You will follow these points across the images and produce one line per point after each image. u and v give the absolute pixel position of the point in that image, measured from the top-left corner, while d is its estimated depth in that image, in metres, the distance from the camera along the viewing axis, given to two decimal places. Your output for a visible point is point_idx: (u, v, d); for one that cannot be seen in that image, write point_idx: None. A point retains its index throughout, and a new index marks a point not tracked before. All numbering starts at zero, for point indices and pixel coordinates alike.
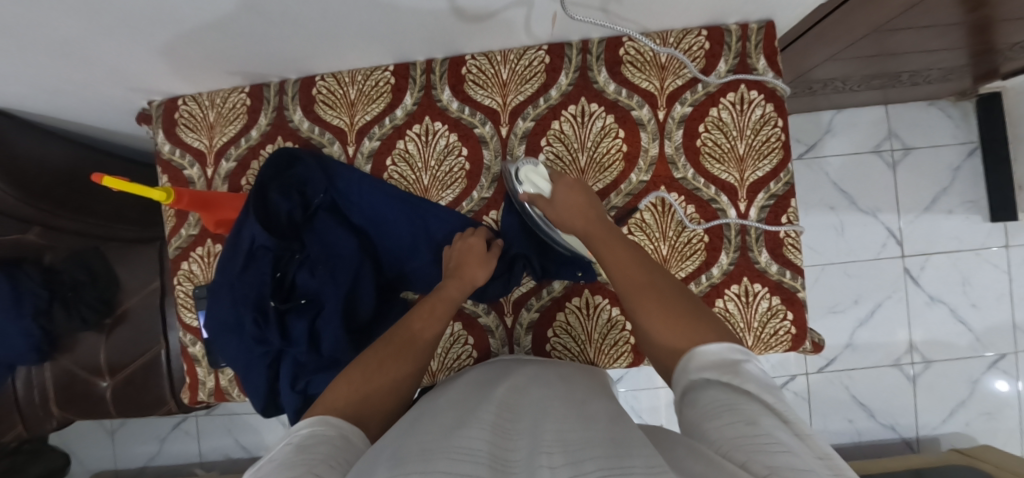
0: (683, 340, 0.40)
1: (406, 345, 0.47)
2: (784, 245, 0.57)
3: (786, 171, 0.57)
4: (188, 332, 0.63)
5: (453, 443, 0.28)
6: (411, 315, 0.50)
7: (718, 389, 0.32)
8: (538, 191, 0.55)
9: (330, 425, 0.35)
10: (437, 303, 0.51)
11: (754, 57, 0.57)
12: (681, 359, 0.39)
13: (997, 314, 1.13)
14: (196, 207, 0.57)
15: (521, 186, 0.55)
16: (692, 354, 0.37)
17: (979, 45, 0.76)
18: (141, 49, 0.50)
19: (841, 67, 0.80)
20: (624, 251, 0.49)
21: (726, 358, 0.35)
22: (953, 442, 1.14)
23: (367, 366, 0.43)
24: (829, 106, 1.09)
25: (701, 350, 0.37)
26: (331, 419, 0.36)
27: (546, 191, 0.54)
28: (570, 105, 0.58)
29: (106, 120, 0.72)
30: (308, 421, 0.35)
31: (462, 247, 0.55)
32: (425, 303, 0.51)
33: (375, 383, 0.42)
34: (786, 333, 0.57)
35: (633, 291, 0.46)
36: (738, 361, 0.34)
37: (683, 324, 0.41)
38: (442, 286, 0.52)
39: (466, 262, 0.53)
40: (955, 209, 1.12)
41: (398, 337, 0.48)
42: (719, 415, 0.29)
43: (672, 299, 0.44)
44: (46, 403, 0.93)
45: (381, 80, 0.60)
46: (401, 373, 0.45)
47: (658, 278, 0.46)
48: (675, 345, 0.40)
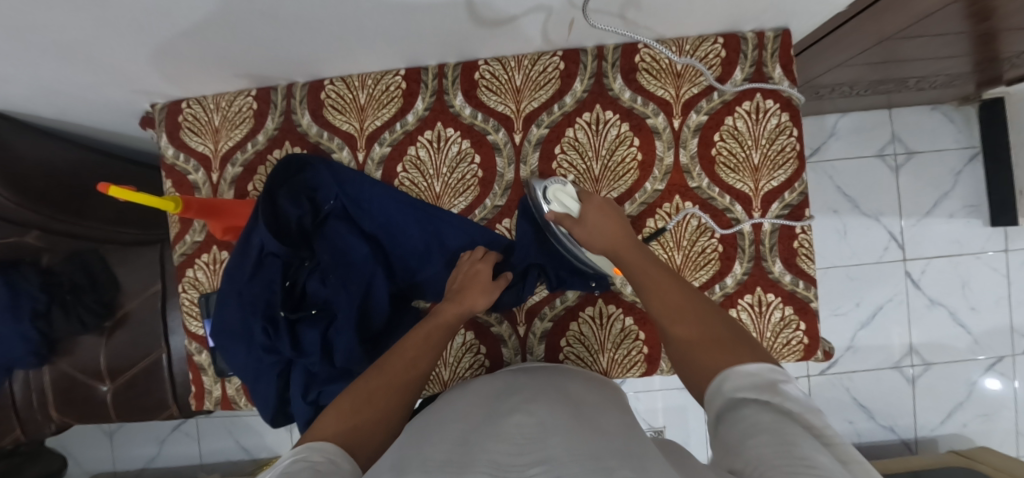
0: (716, 361, 0.38)
1: (399, 373, 0.44)
2: (798, 254, 0.57)
3: (801, 181, 0.56)
4: (193, 340, 0.62)
5: (466, 458, 0.27)
6: (407, 341, 0.48)
7: (758, 409, 0.30)
8: (566, 211, 0.53)
9: (324, 451, 0.33)
10: (433, 328, 0.49)
11: (771, 66, 0.56)
12: (714, 380, 0.36)
13: (995, 317, 1.15)
14: (204, 214, 0.56)
15: (549, 206, 0.53)
16: (727, 372, 0.35)
17: (986, 53, 0.76)
18: (146, 52, 0.48)
19: (849, 73, 0.80)
20: (661, 272, 0.47)
21: (764, 375, 0.33)
22: (951, 443, 1.15)
23: (360, 393, 0.41)
24: (834, 110, 1.09)
25: (738, 369, 0.35)
26: (327, 448, 0.34)
27: (574, 211, 0.52)
28: (584, 112, 0.57)
29: (105, 122, 0.70)
30: (303, 445, 0.34)
31: (468, 272, 0.54)
32: (421, 328, 0.49)
33: (368, 412, 0.40)
34: (798, 343, 0.57)
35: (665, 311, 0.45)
36: (777, 382, 0.32)
37: (720, 347, 0.39)
38: (439, 309, 0.51)
39: (468, 288, 0.52)
40: (956, 213, 1.13)
41: (391, 364, 0.45)
42: (756, 432, 0.27)
43: (706, 319, 0.42)
44: (45, 406, 0.92)
45: (391, 85, 0.59)
46: (398, 400, 0.42)
47: (693, 295, 0.45)
48: (708, 366, 0.38)
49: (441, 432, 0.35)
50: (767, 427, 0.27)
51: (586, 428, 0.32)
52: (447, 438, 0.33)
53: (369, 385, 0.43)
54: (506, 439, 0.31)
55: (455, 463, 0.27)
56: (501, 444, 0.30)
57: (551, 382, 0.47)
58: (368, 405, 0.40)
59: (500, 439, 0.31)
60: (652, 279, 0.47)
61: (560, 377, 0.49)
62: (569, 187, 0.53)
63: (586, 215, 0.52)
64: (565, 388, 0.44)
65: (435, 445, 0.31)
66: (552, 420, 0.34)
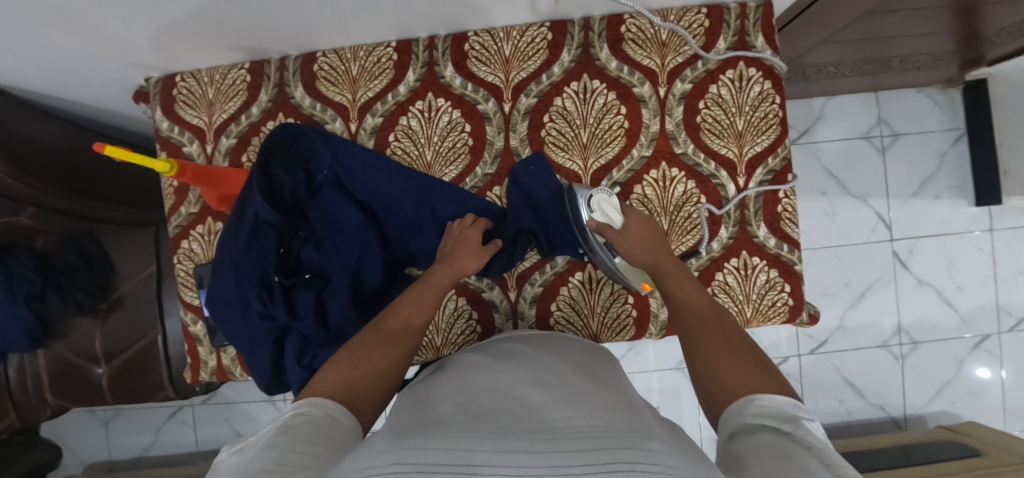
0: (738, 381, 0.36)
1: (397, 333, 0.45)
2: (782, 219, 0.58)
3: (783, 146, 0.58)
4: (189, 310, 0.62)
5: (470, 425, 0.28)
6: (401, 301, 0.48)
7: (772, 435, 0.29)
8: (607, 221, 0.53)
9: (322, 407, 0.35)
10: (426, 289, 0.50)
11: (753, 35, 0.58)
12: (735, 403, 0.34)
13: (981, 295, 1.17)
14: (198, 181, 0.57)
15: (592, 214, 0.53)
16: (749, 397, 0.34)
17: (965, 30, 0.78)
18: (140, 22, 0.49)
19: (834, 51, 0.81)
20: (697, 294, 0.47)
21: (787, 409, 0.31)
22: (940, 420, 1.17)
23: (358, 350, 0.42)
24: (821, 93, 1.11)
25: (761, 398, 0.33)
26: (326, 404, 0.35)
27: (616, 223, 0.52)
28: (572, 81, 0.59)
29: (99, 99, 0.70)
30: (304, 400, 0.36)
31: (458, 238, 0.54)
32: (416, 288, 0.50)
33: (367, 367, 0.41)
34: (783, 305, 0.59)
35: (697, 327, 0.44)
36: (800, 417, 0.30)
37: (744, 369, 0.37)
38: (433, 272, 0.51)
39: (458, 252, 0.52)
40: (942, 194, 1.15)
41: (386, 324, 0.46)
42: (768, 456, 0.26)
43: (734, 337, 0.42)
44: (40, 390, 0.92)
45: (383, 56, 0.60)
46: (396, 354, 0.43)
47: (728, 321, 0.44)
48: (728, 383, 0.37)
49: (442, 401, 0.35)
50: (779, 450, 0.26)
51: (584, 395, 0.34)
52: (448, 406, 0.33)
53: (366, 343, 0.43)
54: (507, 407, 0.32)
55: (460, 427, 0.27)
56: (500, 412, 0.31)
57: (544, 346, 0.48)
58: (365, 361, 0.41)
59: (501, 409, 0.32)
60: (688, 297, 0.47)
61: (554, 341, 0.51)
62: (615, 199, 0.53)
63: (629, 226, 0.53)
64: (559, 354, 0.46)
65: (440, 414, 0.31)
66: (546, 387, 0.35)
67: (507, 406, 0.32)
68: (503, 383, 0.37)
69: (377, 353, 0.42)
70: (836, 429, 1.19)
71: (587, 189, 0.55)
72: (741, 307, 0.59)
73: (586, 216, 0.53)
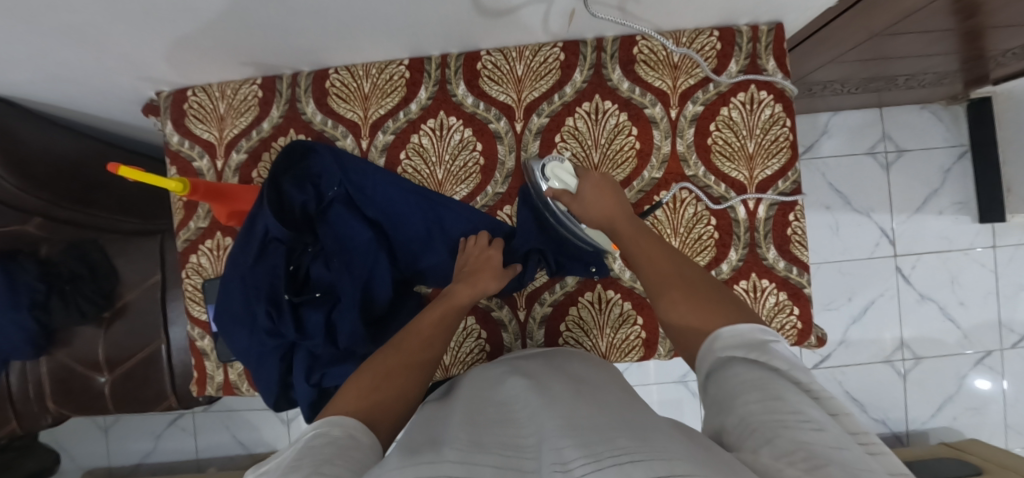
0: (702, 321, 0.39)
1: (415, 351, 0.45)
2: (791, 242, 0.58)
3: (793, 170, 0.58)
4: (196, 325, 0.62)
5: (476, 437, 0.29)
6: (422, 320, 0.49)
7: (745, 367, 0.32)
8: (564, 187, 0.54)
9: (342, 425, 0.34)
10: (448, 309, 0.50)
11: (765, 58, 0.58)
12: (703, 341, 0.37)
13: (983, 312, 1.17)
14: (210, 198, 0.57)
15: (548, 183, 0.55)
16: (716, 332, 0.36)
17: (974, 51, 0.78)
18: (155, 38, 0.49)
19: (842, 70, 0.82)
20: (657, 247, 0.47)
21: (752, 334, 0.34)
22: (941, 435, 1.17)
23: (377, 369, 0.42)
24: (826, 108, 1.12)
25: (725, 329, 0.36)
26: (349, 424, 0.34)
27: (571, 188, 0.54)
28: (584, 102, 0.59)
29: (108, 110, 0.70)
30: (322, 420, 0.35)
31: (479, 256, 0.55)
32: (438, 306, 0.51)
33: (386, 387, 0.40)
34: (792, 328, 0.59)
35: (659, 279, 0.45)
36: (766, 340, 0.34)
37: (708, 308, 0.39)
38: (456, 290, 0.52)
39: (480, 270, 0.53)
40: (945, 210, 1.16)
41: (405, 342, 0.46)
42: (749, 393, 0.29)
43: (694, 282, 0.43)
44: (41, 397, 0.92)
45: (395, 74, 0.60)
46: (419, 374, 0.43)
47: (683, 264, 0.45)
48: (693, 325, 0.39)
49: (446, 415, 0.36)
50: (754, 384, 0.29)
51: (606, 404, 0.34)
52: (452, 419, 0.34)
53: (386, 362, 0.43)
54: (510, 422, 0.33)
55: (467, 440, 0.28)
56: (502, 426, 0.32)
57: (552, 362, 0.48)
58: (386, 380, 0.41)
59: (505, 423, 0.33)
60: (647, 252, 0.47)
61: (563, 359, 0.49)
62: (566, 164, 0.54)
63: (584, 191, 0.53)
64: (569, 368, 0.46)
65: (444, 428, 0.32)
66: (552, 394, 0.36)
67: (508, 419, 0.34)
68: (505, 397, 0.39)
69: (399, 371, 0.42)
70: None
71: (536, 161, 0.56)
72: None
73: (543, 184, 0.55)
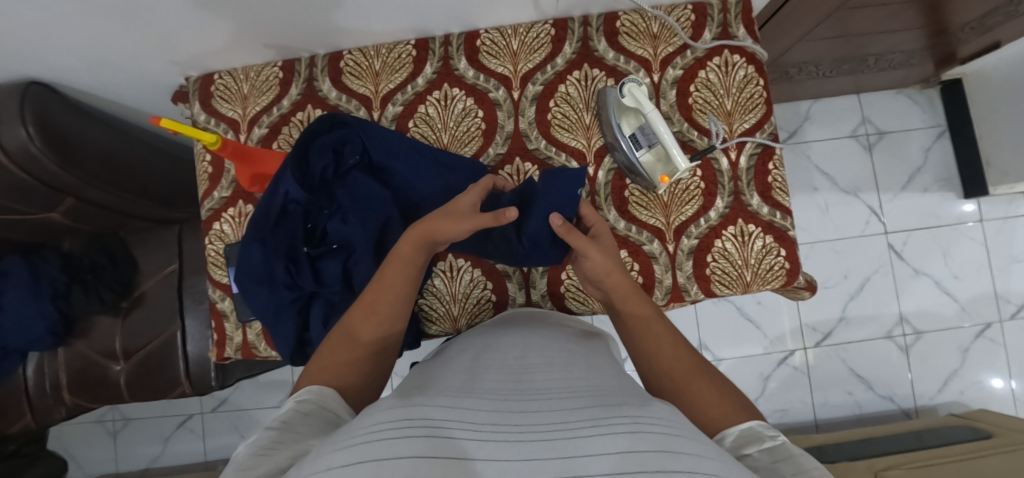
0: (715, 405, 0.39)
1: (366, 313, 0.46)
2: (773, 188, 0.63)
3: (769, 122, 0.64)
4: (218, 288, 0.66)
5: (474, 386, 0.35)
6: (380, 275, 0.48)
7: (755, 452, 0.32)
8: (638, 105, 0.59)
9: (322, 396, 0.37)
10: (393, 262, 0.49)
11: (735, 27, 0.64)
12: (714, 431, 0.37)
13: (979, 284, 1.19)
14: (235, 157, 0.62)
15: (624, 98, 0.60)
16: (726, 429, 0.36)
17: (938, 24, 0.84)
18: (192, 20, 0.55)
19: (813, 49, 0.88)
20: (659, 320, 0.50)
21: (751, 430, 0.35)
22: (950, 409, 1.17)
23: (323, 356, 0.43)
24: (807, 95, 1.18)
25: (733, 432, 0.35)
26: (325, 393, 0.38)
27: (642, 104, 0.59)
28: (574, 71, 0.65)
29: (140, 97, 0.77)
30: (300, 390, 0.39)
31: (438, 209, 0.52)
32: (393, 268, 0.49)
33: (342, 362, 0.42)
34: (780, 268, 0.62)
35: (667, 373, 0.44)
36: (754, 427, 0.35)
37: (722, 398, 0.39)
38: (410, 253, 0.49)
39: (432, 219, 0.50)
40: (930, 187, 1.20)
41: (356, 311, 0.47)
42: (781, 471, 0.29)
43: (696, 363, 0.44)
44: (57, 390, 0.92)
45: (403, 52, 0.66)
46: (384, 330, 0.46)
47: (697, 357, 0.46)
48: (709, 410, 0.38)
49: (454, 373, 0.41)
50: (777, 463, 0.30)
51: (576, 368, 0.41)
52: (460, 369, 0.41)
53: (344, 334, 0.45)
54: (517, 377, 0.38)
55: (472, 390, 0.33)
56: (507, 377, 0.38)
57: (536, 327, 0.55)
58: (346, 351, 0.44)
59: (512, 378, 0.38)
60: (660, 344, 0.47)
61: (544, 324, 0.57)
62: (643, 87, 0.60)
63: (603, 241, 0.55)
64: (555, 330, 0.54)
65: (450, 377, 0.38)
66: (523, 372, 0.40)
67: (520, 371, 0.40)
68: (510, 352, 0.46)
69: (365, 331, 0.45)
70: (848, 424, 1.18)
71: (612, 88, 0.62)
72: (740, 271, 0.62)
73: (619, 102, 0.60)
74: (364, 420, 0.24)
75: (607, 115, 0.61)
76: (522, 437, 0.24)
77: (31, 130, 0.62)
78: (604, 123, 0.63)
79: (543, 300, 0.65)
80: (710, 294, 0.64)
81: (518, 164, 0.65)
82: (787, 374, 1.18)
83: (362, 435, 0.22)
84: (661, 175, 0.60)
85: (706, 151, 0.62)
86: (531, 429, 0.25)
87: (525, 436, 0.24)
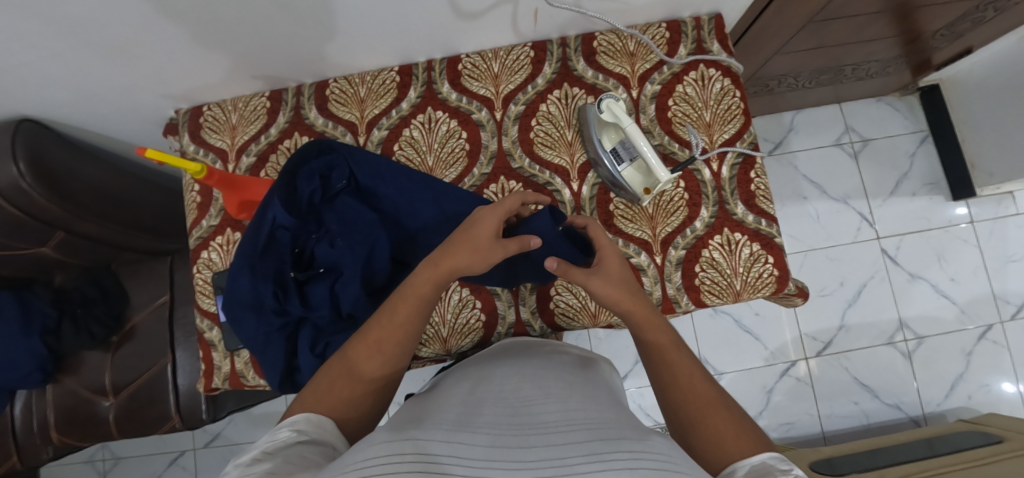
0: (729, 443, 0.38)
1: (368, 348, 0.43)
2: (757, 197, 0.63)
3: (748, 132, 0.65)
4: (206, 317, 0.66)
5: (468, 419, 0.34)
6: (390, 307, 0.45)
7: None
8: (616, 120, 0.60)
9: (320, 429, 0.37)
10: (407, 298, 0.44)
11: (709, 42, 0.66)
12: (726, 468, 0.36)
13: (976, 286, 1.19)
14: (223, 186, 0.63)
15: (602, 114, 0.60)
16: (734, 465, 0.36)
17: (910, 32, 0.87)
18: (181, 54, 0.57)
19: (790, 61, 0.91)
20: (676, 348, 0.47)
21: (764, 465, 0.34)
22: (959, 415, 1.14)
23: (321, 389, 0.42)
24: (790, 106, 1.20)
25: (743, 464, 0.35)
26: (322, 424, 0.38)
27: (621, 119, 0.59)
28: (555, 90, 0.66)
29: (131, 129, 0.78)
30: (293, 418, 0.38)
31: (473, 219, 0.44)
32: (400, 295, 0.45)
33: (335, 393, 0.42)
34: (770, 276, 0.62)
35: (681, 406, 0.43)
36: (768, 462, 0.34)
37: (735, 431, 0.39)
38: (415, 278, 0.44)
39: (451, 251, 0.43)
40: (918, 191, 1.21)
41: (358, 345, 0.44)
42: None
43: (711, 393, 0.43)
44: (44, 429, 0.90)
45: (387, 79, 0.68)
46: (390, 367, 0.44)
47: (715, 385, 0.44)
48: (724, 447, 0.38)
49: (443, 405, 0.40)
50: None
51: (572, 399, 0.40)
52: (452, 403, 0.40)
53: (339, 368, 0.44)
54: (512, 410, 0.38)
55: (465, 424, 0.32)
56: (501, 410, 0.38)
57: (531, 356, 0.55)
58: (343, 384, 0.42)
59: (505, 411, 0.37)
60: (675, 374, 0.45)
61: (539, 353, 0.56)
62: (621, 102, 0.60)
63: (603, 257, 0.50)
64: (550, 360, 0.54)
65: (442, 412, 0.37)
66: (515, 406, 0.39)
67: (514, 404, 0.39)
68: (505, 382, 0.46)
69: (367, 368, 0.43)
70: (857, 435, 1.15)
71: (592, 104, 0.63)
72: (730, 280, 0.62)
73: (598, 118, 0.61)
74: (357, 454, 0.24)
75: (588, 132, 0.63)
76: (517, 472, 0.24)
77: (23, 166, 0.63)
78: (586, 139, 0.64)
79: (534, 317, 0.65)
80: (702, 304, 0.63)
81: (503, 180, 0.65)
82: (790, 386, 1.16)
83: (358, 470, 0.22)
84: (644, 188, 0.62)
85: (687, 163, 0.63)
86: (527, 463, 0.25)
87: (520, 472, 0.24)
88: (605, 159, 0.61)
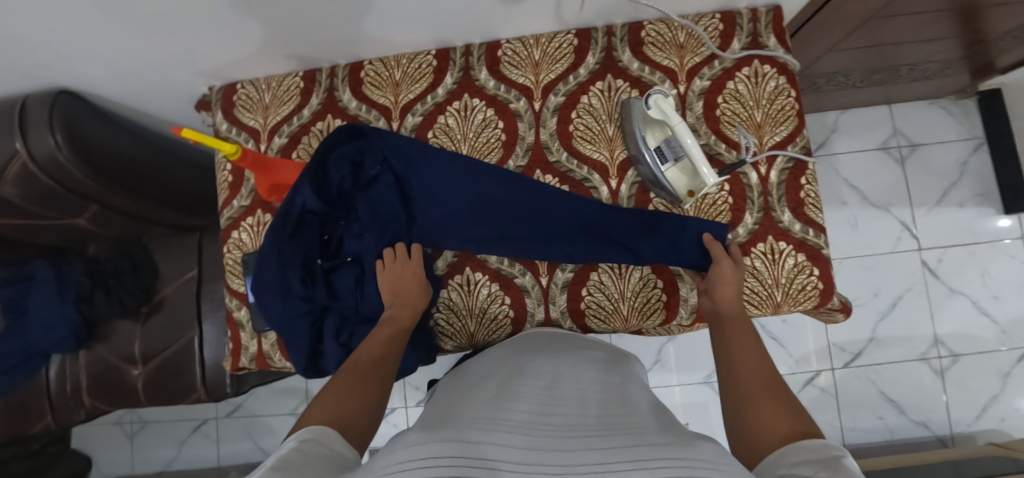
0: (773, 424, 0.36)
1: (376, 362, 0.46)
2: (805, 204, 0.60)
3: (802, 135, 0.61)
4: (235, 297, 0.67)
5: (504, 416, 0.33)
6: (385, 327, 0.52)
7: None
8: (664, 118, 0.57)
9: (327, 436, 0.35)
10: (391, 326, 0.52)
11: (765, 36, 0.62)
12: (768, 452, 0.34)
13: (1021, 306, 1.13)
14: (255, 168, 0.62)
15: (650, 111, 0.57)
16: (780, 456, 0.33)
17: (975, 33, 0.81)
18: (216, 30, 0.55)
19: (845, 59, 0.85)
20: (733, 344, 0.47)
21: None
22: (989, 437, 1.11)
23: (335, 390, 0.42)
24: (835, 106, 1.14)
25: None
26: (327, 432, 0.35)
27: (670, 117, 0.56)
28: (597, 81, 0.63)
29: (164, 104, 0.78)
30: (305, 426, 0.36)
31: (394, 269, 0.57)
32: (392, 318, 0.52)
33: (347, 397, 0.41)
34: (813, 289, 0.59)
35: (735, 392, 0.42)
36: None
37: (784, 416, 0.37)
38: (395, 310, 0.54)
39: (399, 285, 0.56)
40: (966, 202, 1.15)
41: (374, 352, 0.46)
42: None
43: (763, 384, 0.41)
44: (77, 392, 0.93)
45: (424, 63, 0.66)
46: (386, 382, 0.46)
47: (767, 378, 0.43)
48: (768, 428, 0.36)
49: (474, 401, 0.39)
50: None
51: (611, 405, 0.38)
52: (485, 398, 0.39)
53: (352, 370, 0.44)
54: (547, 409, 0.36)
55: (502, 421, 0.31)
56: (536, 408, 0.36)
57: (560, 350, 0.53)
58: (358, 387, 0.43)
59: (541, 409, 0.36)
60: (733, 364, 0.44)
61: (567, 347, 0.55)
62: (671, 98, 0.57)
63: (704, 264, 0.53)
64: (581, 356, 0.52)
65: (476, 406, 0.36)
66: (551, 406, 0.37)
67: (549, 402, 0.38)
68: (539, 378, 0.44)
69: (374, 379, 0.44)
70: (880, 450, 1.12)
71: (638, 100, 0.60)
72: (771, 290, 0.59)
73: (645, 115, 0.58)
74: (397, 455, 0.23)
75: (631, 128, 0.60)
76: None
77: (59, 138, 0.63)
78: (628, 136, 0.61)
79: (563, 317, 0.63)
80: None
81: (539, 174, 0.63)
82: (813, 396, 1.13)
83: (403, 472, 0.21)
84: (688, 190, 0.58)
85: (735, 166, 0.59)
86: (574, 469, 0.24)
87: None
88: (648, 157, 0.59)
